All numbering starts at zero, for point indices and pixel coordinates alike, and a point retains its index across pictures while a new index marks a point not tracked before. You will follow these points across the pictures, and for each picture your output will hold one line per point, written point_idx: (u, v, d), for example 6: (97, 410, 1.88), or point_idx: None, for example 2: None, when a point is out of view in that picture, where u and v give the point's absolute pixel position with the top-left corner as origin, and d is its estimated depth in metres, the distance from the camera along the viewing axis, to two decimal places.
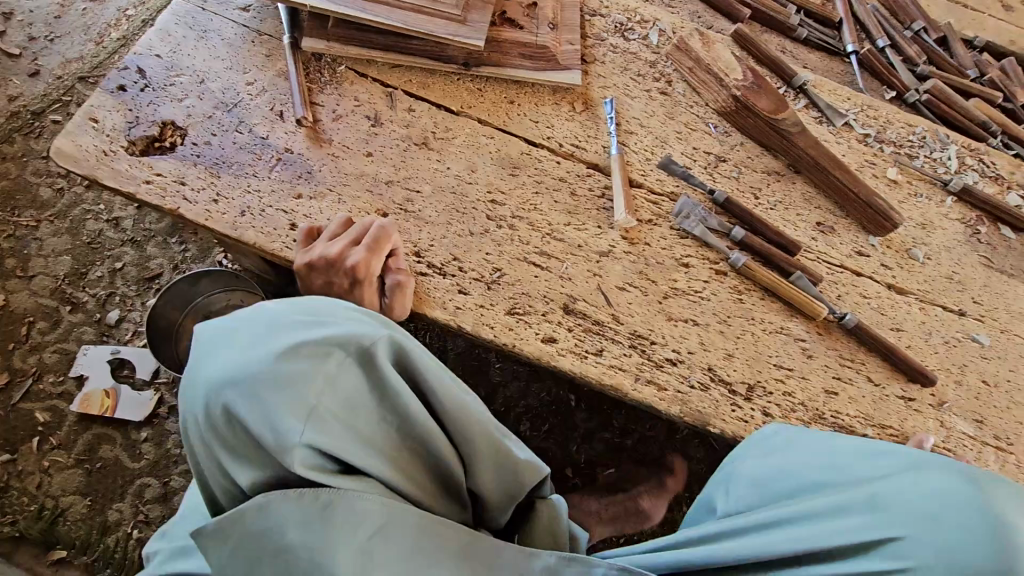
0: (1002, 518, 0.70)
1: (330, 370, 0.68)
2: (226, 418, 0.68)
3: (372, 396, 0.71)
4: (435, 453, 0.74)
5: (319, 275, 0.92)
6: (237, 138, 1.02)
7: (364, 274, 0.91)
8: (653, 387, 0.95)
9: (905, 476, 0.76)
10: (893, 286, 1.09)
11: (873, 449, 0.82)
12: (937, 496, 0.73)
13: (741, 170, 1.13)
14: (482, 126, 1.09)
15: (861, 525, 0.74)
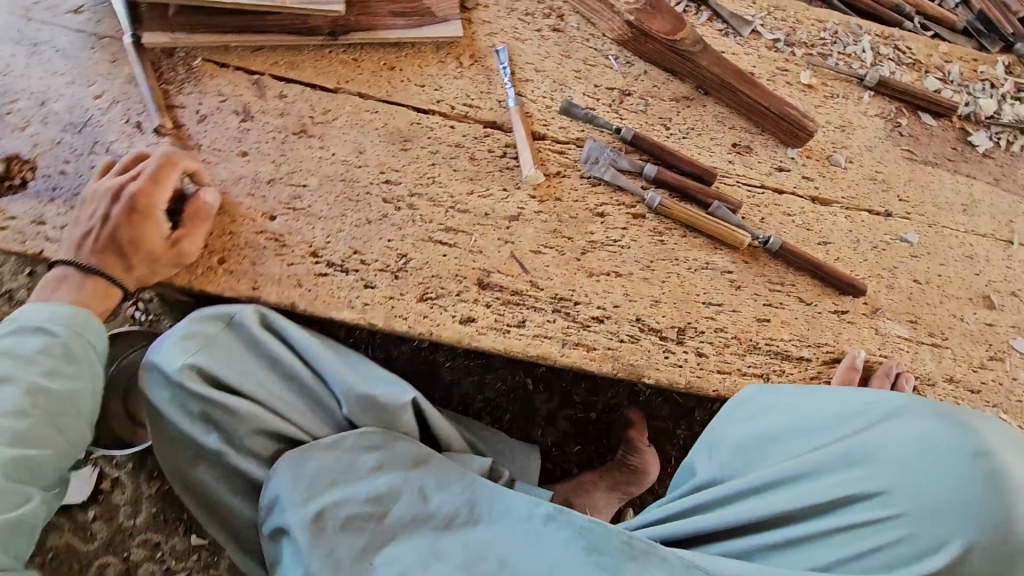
0: (977, 454, 0.82)
1: (211, 335, 0.90)
2: (166, 387, 0.89)
3: (250, 350, 0.92)
4: (316, 397, 0.94)
5: (123, 231, 0.85)
6: (94, 161, 0.92)
7: (172, 252, 0.86)
8: (581, 349, 0.93)
9: (886, 427, 0.86)
10: (817, 199, 1.05)
11: (858, 402, 0.88)
12: (916, 440, 0.84)
13: (647, 102, 1.06)
14: (362, 100, 1.00)
15: (851, 481, 0.85)
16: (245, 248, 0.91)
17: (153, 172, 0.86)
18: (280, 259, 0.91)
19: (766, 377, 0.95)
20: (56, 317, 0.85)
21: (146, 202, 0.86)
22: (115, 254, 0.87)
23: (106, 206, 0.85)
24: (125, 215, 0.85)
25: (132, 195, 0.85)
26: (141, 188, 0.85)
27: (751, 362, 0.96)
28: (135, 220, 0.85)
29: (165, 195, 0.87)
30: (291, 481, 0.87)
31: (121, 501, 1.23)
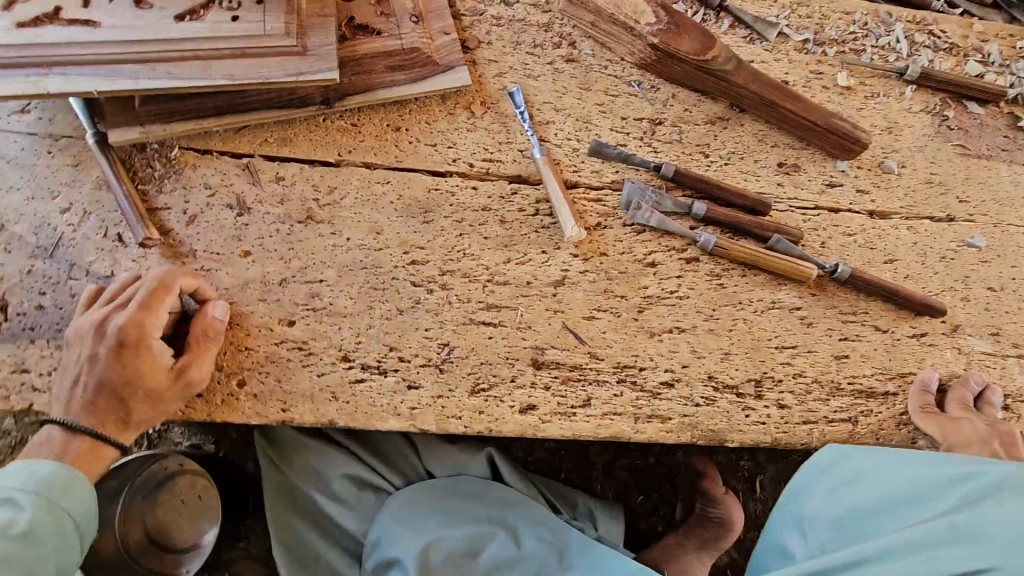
0: None
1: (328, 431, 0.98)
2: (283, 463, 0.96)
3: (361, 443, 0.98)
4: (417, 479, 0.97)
5: (116, 369, 0.72)
6: (74, 288, 0.79)
7: (179, 382, 0.74)
8: (656, 422, 0.84)
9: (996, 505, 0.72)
10: (875, 213, 0.97)
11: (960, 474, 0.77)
12: None
13: (681, 130, 0.97)
14: (371, 171, 0.89)
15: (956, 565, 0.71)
16: (266, 364, 0.80)
17: (142, 297, 0.73)
18: (308, 371, 0.80)
19: (855, 420, 0.88)
20: (31, 482, 0.68)
21: (137, 332, 0.72)
22: (108, 400, 0.73)
23: (93, 347, 0.73)
24: (115, 353, 0.72)
25: (120, 328, 0.72)
26: (129, 318, 0.72)
27: (836, 406, 0.88)
28: (127, 356, 0.72)
29: (159, 320, 0.73)
30: (394, 523, 0.91)
31: None
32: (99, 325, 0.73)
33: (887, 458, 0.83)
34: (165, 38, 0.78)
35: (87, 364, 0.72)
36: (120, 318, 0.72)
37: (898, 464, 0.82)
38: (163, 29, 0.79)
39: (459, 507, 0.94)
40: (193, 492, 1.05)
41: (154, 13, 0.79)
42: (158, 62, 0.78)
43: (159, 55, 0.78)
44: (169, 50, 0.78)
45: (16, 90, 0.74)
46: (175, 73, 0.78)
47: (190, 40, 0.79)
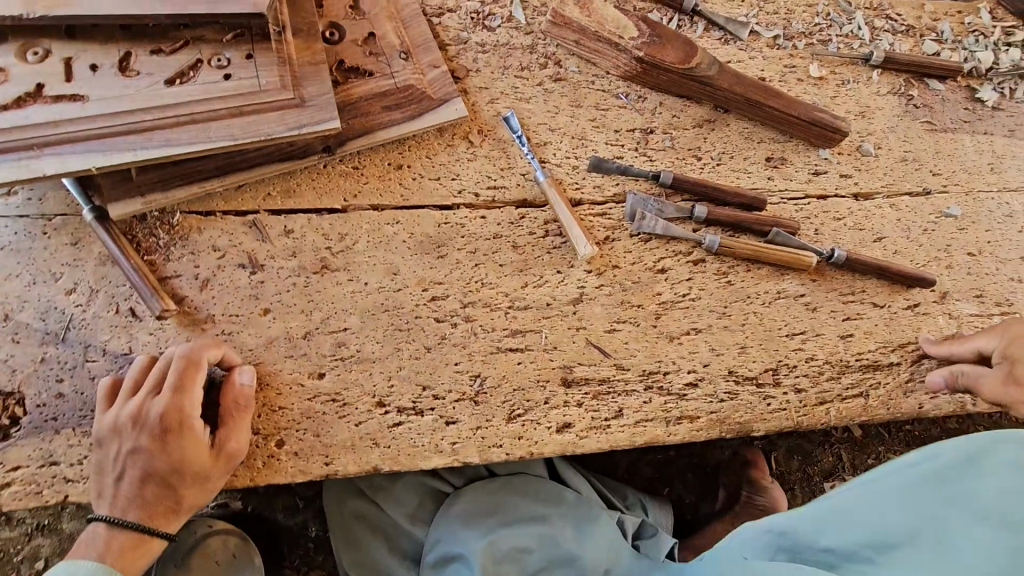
0: None
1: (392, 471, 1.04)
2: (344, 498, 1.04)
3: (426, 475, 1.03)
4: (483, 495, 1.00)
5: (161, 455, 0.72)
6: (92, 370, 0.77)
7: (223, 459, 0.74)
8: (687, 422, 0.87)
9: None
10: (859, 195, 1.02)
11: None
12: None
13: (672, 136, 1.00)
14: (380, 212, 0.89)
15: None
16: (303, 420, 0.79)
17: (174, 381, 0.73)
18: (345, 421, 0.80)
19: (867, 394, 0.93)
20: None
21: (177, 417, 0.72)
22: (160, 486, 0.74)
23: (132, 438, 0.72)
24: (159, 441, 0.72)
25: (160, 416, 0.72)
26: (166, 404, 0.72)
27: (848, 384, 0.93)
28: (171, 441, 0.72)
29: (196, 399, 0.74)
30: (454, 526, 0.98)
31: None
32: (135, 415, 0.72)
33: None
34: (159, 104, 0.77)
35: (130, 455, 0.72)
36: (157, 405, 0.72)
37: None
38: (154, 94, 0.77)
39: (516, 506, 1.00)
40: (227, 550, 1.04)
41: (142, 79, 0.78)
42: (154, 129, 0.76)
43: (153, 122, 0.76)
44: (163, 115, 0.76)
45: (6, 174, 0.71)
46: (173, 138, 0.77)
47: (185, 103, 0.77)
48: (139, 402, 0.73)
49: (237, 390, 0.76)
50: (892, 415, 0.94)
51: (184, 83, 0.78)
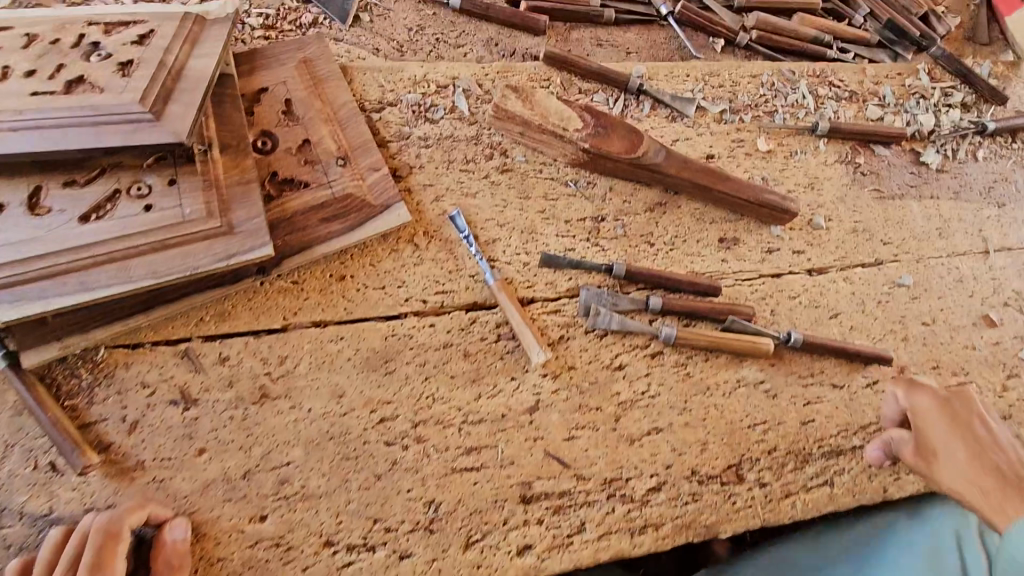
0: None
1: None
2: None
3: None
4: None
5: None
6: (10, 536, 0.71)
7: None
8: (652, 531, 0.84)
9: None
10: (813, 270, 1.02)
11: None
12: None
13: (623, 222, 0.98)
14: (324, 328, 0.85)
15: None
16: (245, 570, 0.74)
17: (89, 559, 0.67)
18: (291, 568, 0.75)
19: (832, 482, 0.91)
20: None
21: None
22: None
23: None
24: None
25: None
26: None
27: (813, 473, 0.91)
28: None
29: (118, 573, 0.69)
30: None
31: None
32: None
33: None
34: (71, 243, 0.71)
35: None
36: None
37: None
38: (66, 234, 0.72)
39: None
40: None
41: (53, 218, 0.73)
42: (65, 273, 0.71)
43: (65, 267, 0.71)
44: (76, 257, 0.71)
45: None
46: (87, 281, 0.71)
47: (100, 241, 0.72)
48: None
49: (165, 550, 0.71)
50: (858, 501, 0.92)
51: (99, 217, 0.73)
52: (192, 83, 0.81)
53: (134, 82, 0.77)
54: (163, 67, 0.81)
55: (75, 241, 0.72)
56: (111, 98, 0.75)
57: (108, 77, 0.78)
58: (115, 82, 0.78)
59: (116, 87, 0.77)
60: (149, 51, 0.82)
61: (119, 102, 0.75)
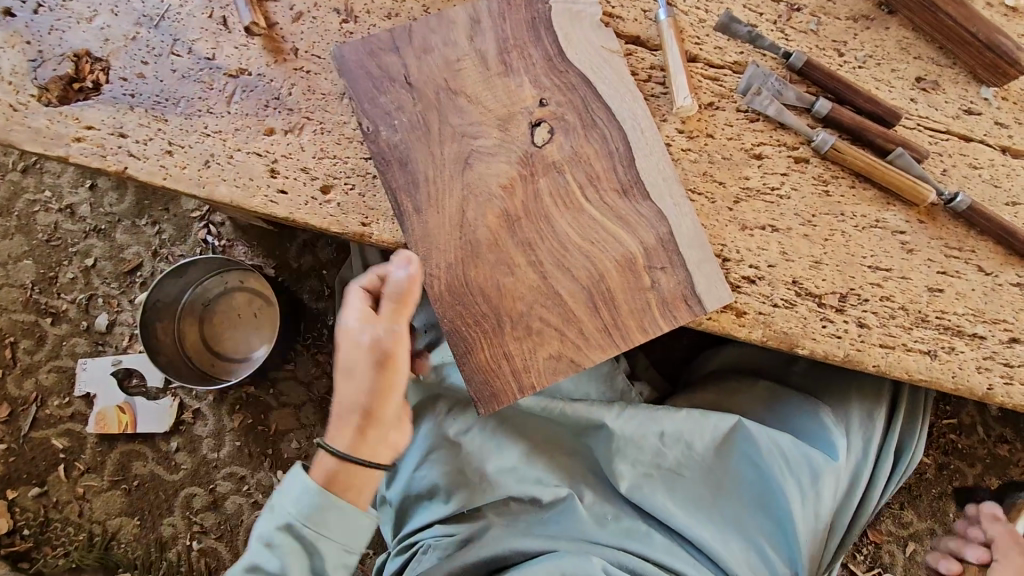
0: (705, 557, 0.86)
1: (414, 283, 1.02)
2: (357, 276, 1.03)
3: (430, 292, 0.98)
4: None
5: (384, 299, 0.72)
6: (175, 63, 0.78)
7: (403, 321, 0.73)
8: (733, 313, 0.81)
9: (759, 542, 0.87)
10: (1008, 150, 0.89)
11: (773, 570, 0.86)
12: (761, 541, 0.87)
13: (819, 20, 0.88)
14: (506, 4, 0.79)
15: (767, 526, 0.88)
16: (353, 177, 0.78)
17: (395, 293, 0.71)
18: None
19: (936, 354, 0.83)
20: None
21: (399, 353, 0.72)
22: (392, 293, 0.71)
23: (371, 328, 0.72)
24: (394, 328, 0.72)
25: (343, 400, 0.72)
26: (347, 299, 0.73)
27: (918, 337, 0.84)
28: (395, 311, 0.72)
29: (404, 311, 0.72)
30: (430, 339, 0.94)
31: (204, 432, 1.08)
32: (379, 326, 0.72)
33: (784, 538, 0.86)
34: (412, 166, 0.75)
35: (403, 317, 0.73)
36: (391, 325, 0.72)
37: (778, 533, 0.87)
38: (444, 187, 0.75)
39: (520, 419, 0.91)
40: (251, 309, 1.09)
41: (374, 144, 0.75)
42: (455, 301, 0.73)
43: (358, 114, 0.76)
44: (429, 188, 0.75)
45: None
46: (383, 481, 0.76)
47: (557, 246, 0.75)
48: (410, 273, 0.70)
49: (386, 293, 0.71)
50: (954, 390, 0.84)
51: (569, 359, 0.73)
52: (573, 23, 0.79)
53: (618, 227, 0.75)
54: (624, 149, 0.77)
55: (403, 151, 0.75)
56: (615, 75, 0.78)
57: (664, 246, 0.76)
58: (643, 215, 0.76)
59: (600, 194, 0.76)
60: (650, 134, 0.78)
61: (539, 152, 0.76)
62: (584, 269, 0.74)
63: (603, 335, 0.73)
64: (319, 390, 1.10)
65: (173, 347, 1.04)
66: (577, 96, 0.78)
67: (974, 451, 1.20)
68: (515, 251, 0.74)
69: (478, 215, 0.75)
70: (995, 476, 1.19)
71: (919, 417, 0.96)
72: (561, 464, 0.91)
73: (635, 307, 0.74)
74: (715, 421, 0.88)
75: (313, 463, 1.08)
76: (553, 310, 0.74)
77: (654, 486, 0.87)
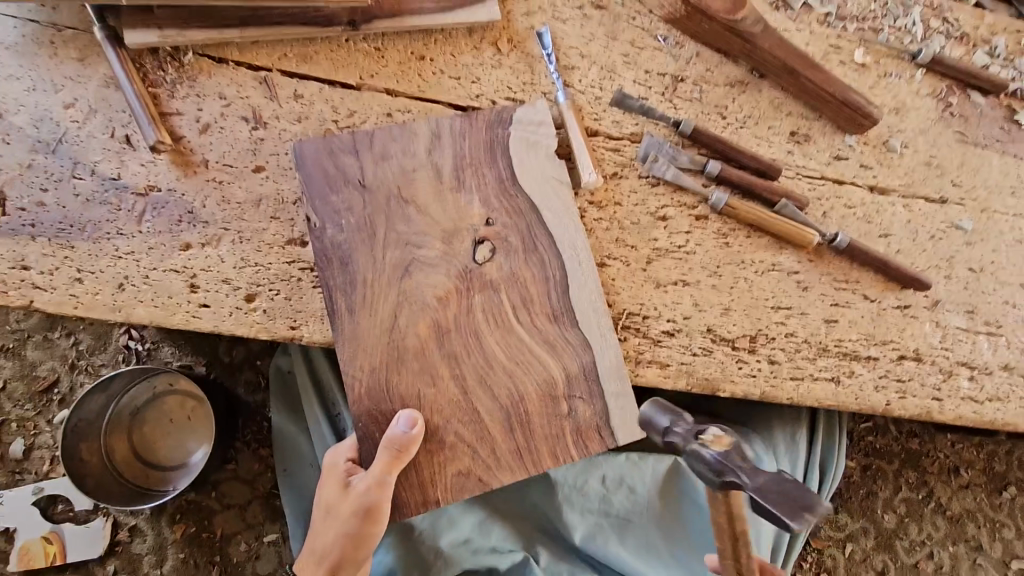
0: None
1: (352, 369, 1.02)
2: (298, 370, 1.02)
3: None
4: None
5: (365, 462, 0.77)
6: (78, 187, 0.77)
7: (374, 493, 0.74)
8: (656, 367, 0.87)
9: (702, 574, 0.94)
10: (875, 188, 1.00)
11: None
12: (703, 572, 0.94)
13: (701, 88, 0.98)
14: (468, 123, 0.84)
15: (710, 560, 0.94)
16: (278, 282, 0.79)
17: (387, 460, 0.73)
18: (319, 293, 0.79)
19: (839, 380, 0.92)
20: None
21: (384, 501, 0.74)
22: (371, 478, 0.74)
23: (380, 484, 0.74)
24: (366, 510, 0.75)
25: (326, 542, 0.80)
26: (340, 449, 0.81)
27: (822, 366, 0.92)
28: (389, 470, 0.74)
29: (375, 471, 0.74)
30: None
31: (142, 549, 1.03)
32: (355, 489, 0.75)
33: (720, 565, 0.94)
34: (353, 266, 0.79)
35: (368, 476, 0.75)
36: (372, 473, 0.74)
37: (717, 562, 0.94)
38: (380, 290, 0.78)
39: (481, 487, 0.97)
40: (183, 412, 1.05)
41: (319, 240, 0.78)
42: (373, 405, 0.77)
43: (308, 209, 0.79)
44: (366, 289, 0.78)
45: None
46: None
47: (487, 345, 0.80)
48: (410, 433, 0.74)
49: (382, 454, 0.73)
50: (859, 409, 0.93)
51: (477, 477, 0.77)
52: (530, 150, 0.84)
53: (545, 353, 0.80)
54: (532, 254, 0.82)
55: (345, 252, 0.79)
56: (558, 200, 0.84)
57: (586, 376, 0.80)
58: (570, 341, 0.81)
59: (531, 316, 0.81)
60: (587, 262, 0.83)
61: (479, 269, 0.81)
62: (506, 389, 0.79)
63: (514, 456, 0.78)
64: (265, 485, 1.06)
65: (102, 464, 1.00)
66: (488, 185, 0.83)
67: (891, 449, 1.31)
68: (440, 362, 0.78)
69: (410, 322, 0.78)
70: (911, 469, 1.31)
71: (836, 433, 1.07)
72: (516, 526, 0.97)
73: (549, 432, 0.79)
74: (653, 462, 0.96)
75: (265, 563, 1.05)
76: (468, 425, 0.78)
77: (604, 535, 0.94)
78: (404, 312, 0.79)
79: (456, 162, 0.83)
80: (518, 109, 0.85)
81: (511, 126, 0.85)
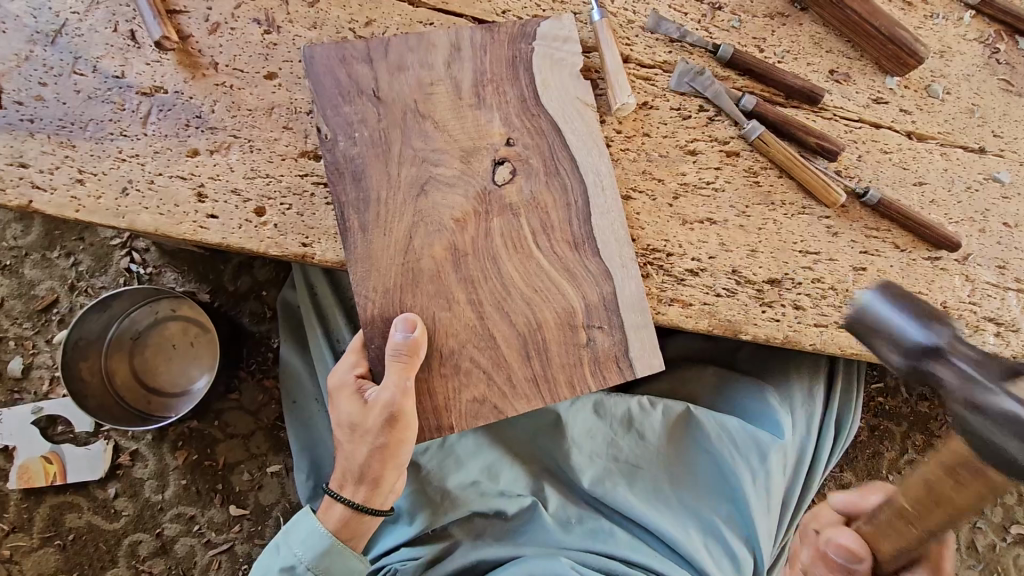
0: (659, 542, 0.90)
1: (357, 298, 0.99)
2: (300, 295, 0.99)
3: None
4: None
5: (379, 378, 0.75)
6: (79, 83, 0.72)
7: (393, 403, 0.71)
8: (678, 305, 0.84)
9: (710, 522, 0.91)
10: (913, 134, 0.96)
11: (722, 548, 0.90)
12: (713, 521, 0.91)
13: (740, 18, 0.92)
14: (491, 38, 0.79)
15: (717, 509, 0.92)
16: (289, 195, 0.75)
17: (399, 367, 0.71)
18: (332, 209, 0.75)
19: None
20: None
21: (407, 411, 0.72)
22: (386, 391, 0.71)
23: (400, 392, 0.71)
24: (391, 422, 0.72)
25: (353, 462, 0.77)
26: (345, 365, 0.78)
27: None
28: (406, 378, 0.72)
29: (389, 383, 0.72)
30: None
31: (144, 473, 1.01)
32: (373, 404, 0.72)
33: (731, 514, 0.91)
34: (366, 183, 0.74)
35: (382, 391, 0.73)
36: (389, 383, 0.71)
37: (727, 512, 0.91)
38: (395, 210, 0.74)
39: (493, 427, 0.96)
40: (186, 338, 1.03)
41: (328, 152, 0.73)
42: (386, 328, 0.74)
43: (318, 119, 0.74)
44: (380, 208, 0.74)
45: None
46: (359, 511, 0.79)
47: (505, 272, 0.76)
48: (412, 337, 0.72)
49: (393, 362, 0.71)
50: (881, 361, 0.90)
51: (492, 405, 0.75)
52: (554, 68, 0.80)
53: (565, 281, 0.77)
54: (553, 177, 0.78)
55: (358, 167, 0.74)
56: (583, 124, 0.79)
57: (606, 307, 0.77)
58: (591, 272, 0.78)
59: (551, 243, 0.77)
60: (610, 191, 0.79)
61: (498, 192, 0.77)
62: (523, 316, 0.76)
63: (530, 385, 0.75)
64: (268, 416, 1.05)
65: (103, 385, 0.98)
66: (513, 104, 0.78)
67: (900, 411, 1.30)
68: (457, 287, 0.75)
69: (425, 244, 0.75)
70: (918, 432, 1.30)
71: (855, 387, 1.04)
72: (526, 467, 0.95)
73: (567, 362, 0.76)
74: (665, 408, 0.94)
75: (268, 493, 1.03)
76: (484, 352, 0.75)
77: (612, 479, 0.92)
78: (419, 233, 0.75)
79: (476, 79, 0.78)
80: (543, 23, 0.80)
81: (536, 42, 0.80)
